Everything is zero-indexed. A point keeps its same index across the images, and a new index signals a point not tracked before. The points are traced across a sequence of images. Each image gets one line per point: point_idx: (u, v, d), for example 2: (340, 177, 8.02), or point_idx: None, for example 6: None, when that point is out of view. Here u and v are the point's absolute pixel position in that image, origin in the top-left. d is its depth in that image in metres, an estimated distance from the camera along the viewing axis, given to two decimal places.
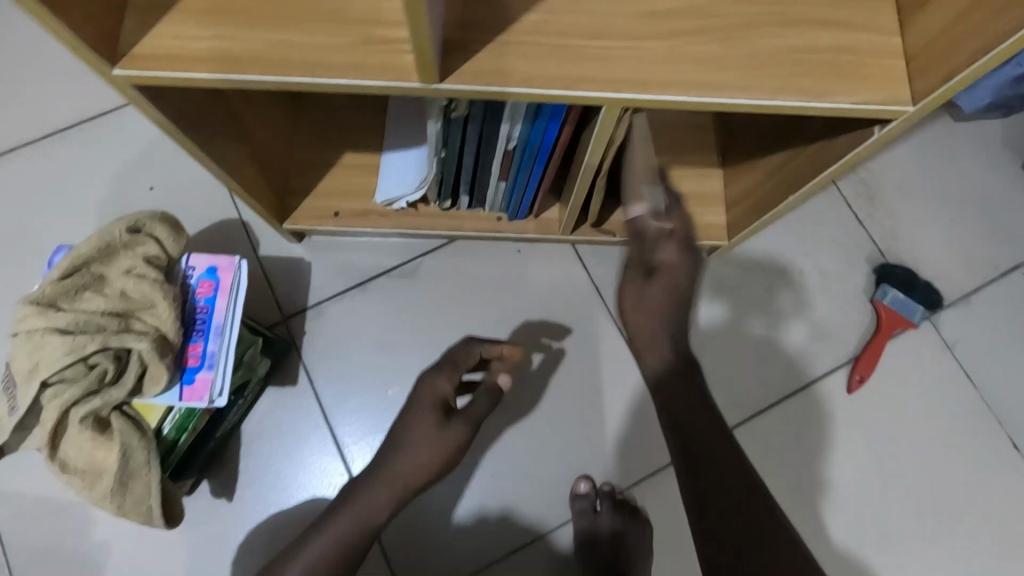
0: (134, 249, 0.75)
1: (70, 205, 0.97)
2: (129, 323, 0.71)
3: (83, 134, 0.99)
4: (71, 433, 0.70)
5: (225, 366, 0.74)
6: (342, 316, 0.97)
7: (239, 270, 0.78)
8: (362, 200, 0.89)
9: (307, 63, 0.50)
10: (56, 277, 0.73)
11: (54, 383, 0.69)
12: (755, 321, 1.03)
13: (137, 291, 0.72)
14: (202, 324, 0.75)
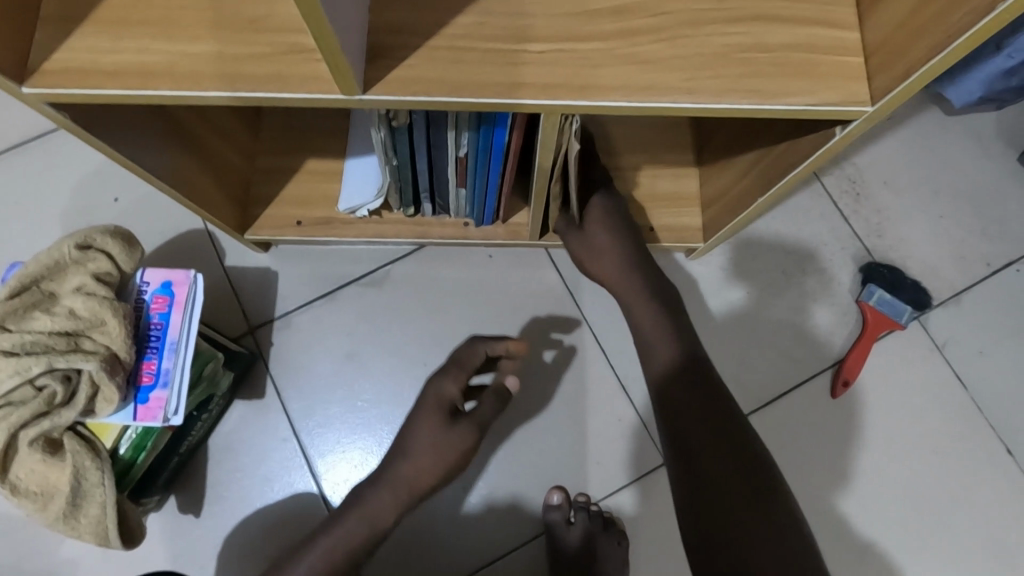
0: (84, 266, 0.73)
1: (34, 218, 0.95)
2: (78, 343, 0.70)
3: (46, 146, 0.97)
4: (22, 455, 0.69)
5: (180, 384, 0.72)
6: (311, 326, 0.95)
7: (195, 284, 0.76)
8: (325, 209, 0.87)
9: (224, 75, 0.48)
10: (4, 296, 0.71)
11: (6, 405, 0.68)
12: (781, 301, 0.99)
13: (86, 309, 0.71)
14: (156, 341, 0.73)
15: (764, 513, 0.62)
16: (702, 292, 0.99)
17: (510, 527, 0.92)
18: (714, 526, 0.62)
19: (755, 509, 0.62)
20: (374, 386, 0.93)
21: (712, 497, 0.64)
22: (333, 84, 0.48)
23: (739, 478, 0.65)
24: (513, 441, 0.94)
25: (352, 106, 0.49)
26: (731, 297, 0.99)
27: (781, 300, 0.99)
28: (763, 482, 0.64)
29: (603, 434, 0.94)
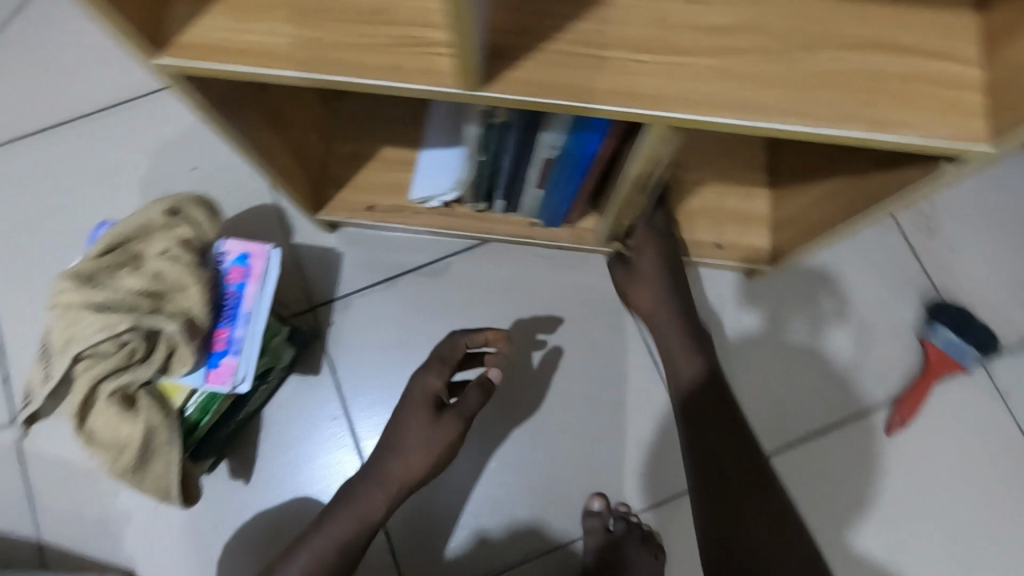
0: (170, 231, 0.76)
1: (117, 180, 0.99)
2: (161, 304, 0.72)
3: (134, 112, 1.01)
4: (100, 407, 0.72)
5: (250, 354, 0.75)
6: (369, 310, 0.96)
7: (271, 258, 0.78)
8: (396, 196, 0.89)
9: (345, 62, 0.49)
10: (95, 253, 0.74)
11: (85, 359, 0.70)
12: (796, 324, 0.98)
13: (170, 273, 0.73)
14: (229, 309, 0.76)
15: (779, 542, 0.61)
16: (714, 317, 0.97)
17: (546, 528, 0.92)
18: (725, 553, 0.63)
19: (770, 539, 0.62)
20: None
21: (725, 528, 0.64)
22: (449, 79, 0.49)
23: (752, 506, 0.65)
24: (556, 443, 0.94)
25: (464, 100, 0.50)
26: (744, 320, 0.98)
27: (795, 327, 0.98)
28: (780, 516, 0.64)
29: (646, 445, 0.94)
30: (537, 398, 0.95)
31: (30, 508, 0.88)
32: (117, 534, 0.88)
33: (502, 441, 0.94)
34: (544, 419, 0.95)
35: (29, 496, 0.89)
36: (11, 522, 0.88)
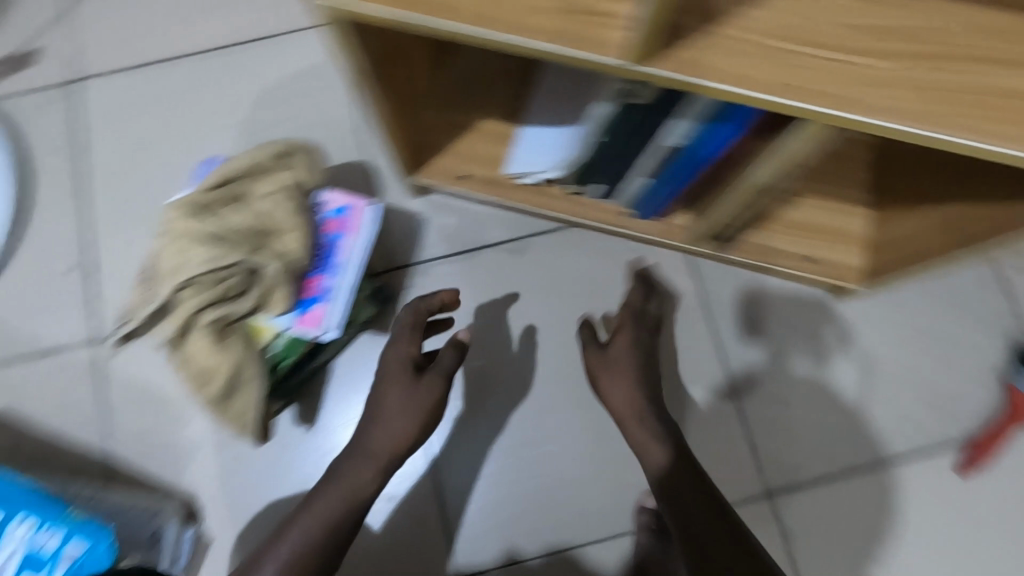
0: (279, 174, 0.78)
1: (217, 120, 1.01)
2: (266, 244, 0.73)
3: (239, 56, 1.03)
4: (195, 335, 0.74)
5: (340, 304, 0.75)
6: (448, 278, 0.97)
7: (370, 213, 0.78)
8: (491, 168, 0.89)
9: (509, 21, 0.49)
10: (205, 187, 0.75)
11: (188, 287, 0.72)
12: (800, 358, 0.95)
13: (278, 214, 0.75)
14: (325, 257, 0.77)
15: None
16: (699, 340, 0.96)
17: (592, 520, 0.92)
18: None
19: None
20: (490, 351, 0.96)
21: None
22: (611, 50, 0.48)
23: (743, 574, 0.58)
24: (613, 437, 0.94)
25: (617, 72, 0.49)
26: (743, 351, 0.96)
27: (796, 360, 0.95)
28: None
29: (703, 452, 0.93)
30: None
31: (103, 425, 0.91)
32: (179, 464, 0.90)
33: (562, 425, 0.94)
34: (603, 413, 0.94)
35: (102, 413, 0.91)
36: (82, 435, 0.91)
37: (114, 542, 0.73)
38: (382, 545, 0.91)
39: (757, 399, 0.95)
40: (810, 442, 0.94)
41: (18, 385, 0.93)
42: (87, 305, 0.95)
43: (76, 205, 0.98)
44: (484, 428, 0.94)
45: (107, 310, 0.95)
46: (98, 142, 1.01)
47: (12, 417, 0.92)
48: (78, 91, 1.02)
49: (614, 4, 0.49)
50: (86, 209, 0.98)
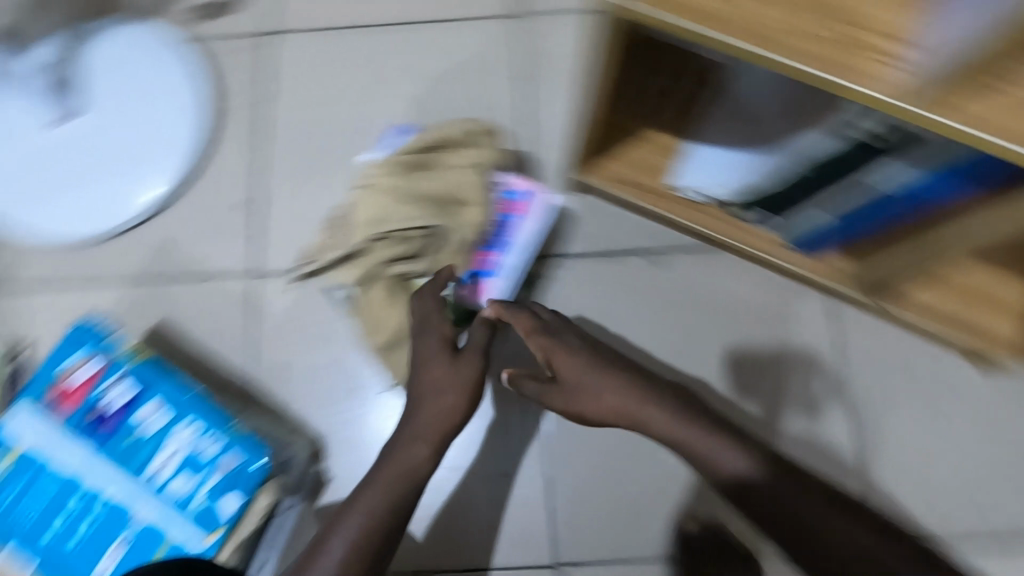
0: (475, 149, 0.81)
1: (395, 91, 1.07)
2: (456, 214, 0.78)
3: (426, 34, 1.09)
4: (375, 285, 0.79)
5: (511, 281, 0.79)
6: (587, 277, 0.98)
7: (547, 201, 0.82)
8: (657, 178, 0.91)
9: (779, 41, 0.51)
10: (409, 150, 0.81)
11: (382, 238, 0.78)
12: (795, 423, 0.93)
13: (470, 188, 0.79)
14: (502, 236, 0.80)
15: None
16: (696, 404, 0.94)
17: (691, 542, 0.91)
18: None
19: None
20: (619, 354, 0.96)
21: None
22: (874, 83, 0.49)
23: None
24: None
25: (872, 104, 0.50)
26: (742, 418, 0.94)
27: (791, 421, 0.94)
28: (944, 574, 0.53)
29: None
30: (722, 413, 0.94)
31: (249, 351, 0.98)
32: (312, 401, 0.95)
33: None
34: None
35: (250, 341, 0.98)
36: (227, 358, 0.98)
37: (266, 458, 0.78)
38: (476, 516, 0.92)
39: (879, 453, 0.93)
40: (926, 506, 0.91)
41: (179, 303, 1.00)
42: (251, 241, 1.02)
43: (255, 148, 1.06)
44: None
45: (268, 249, 1.02)
46: (283, 94, 1.08)
47: (169, 327, 0.99)
48: (277, 43, 1.10)
49: (888, 42, 0.50)
50: (264, 153, 1.06)
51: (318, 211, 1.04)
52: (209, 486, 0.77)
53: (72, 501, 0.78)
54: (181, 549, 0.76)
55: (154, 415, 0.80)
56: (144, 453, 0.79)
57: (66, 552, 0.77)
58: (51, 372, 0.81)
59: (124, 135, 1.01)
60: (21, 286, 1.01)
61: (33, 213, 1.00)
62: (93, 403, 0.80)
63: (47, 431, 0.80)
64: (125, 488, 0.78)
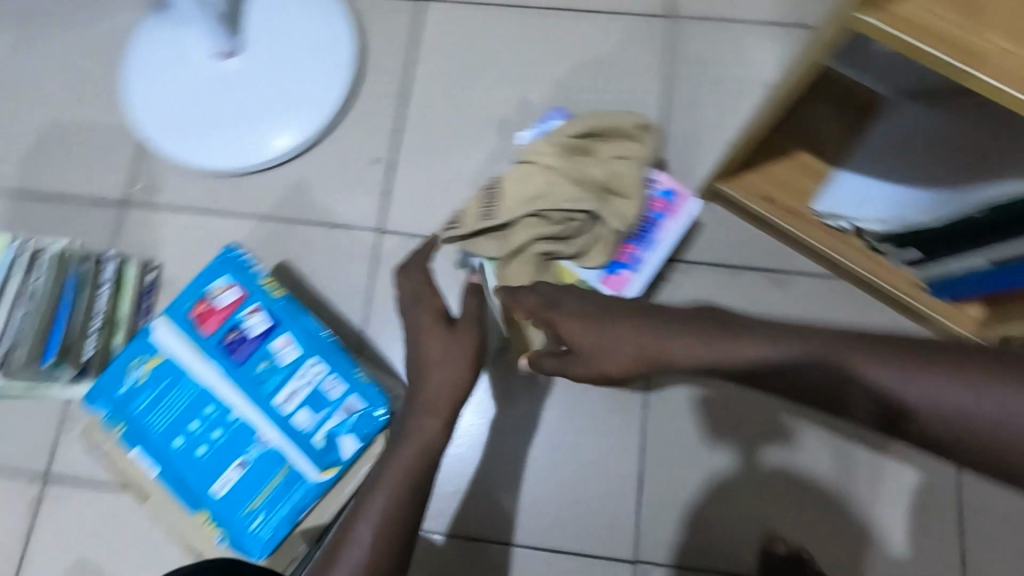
0: (634, 142, 0.82)
1: (536, 72, 1.09)
2: (611, 202, 0.79)
3: (574, 21, 1.10)
4: (519, 260, 0.80)
5: (647, 276, 0.81)
6: (710, 284, 0.98)
7: (695, 204, 0.83)
8: (798, 200, 0.91)
9: None
10: (570, 132, 0.81)
11: (536, 215, 0.78)
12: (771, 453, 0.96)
13: (627, 178, 0.79)
14: (648, 231, 0.81)
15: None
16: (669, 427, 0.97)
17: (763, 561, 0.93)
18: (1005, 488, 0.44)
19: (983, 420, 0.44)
20: None
21: (959, 441, 0.45)
22: None
23: (940, 399, 0.45)
24: (811, 491, 0.94)
25: None
26: (715, 456, 0.96)
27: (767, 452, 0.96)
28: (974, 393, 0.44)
29: (888, 535, 0.93)
30: (814, 440, 0.95)
31: (366, 302, 1.02)
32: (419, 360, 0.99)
33: (762, 460, 0.95)
34: (802, 463, 0.95)
35: (368, 292, 1.02)
36: (344, 304, 1.02)
37: (388, 409, 0.83)
38: (560, 494, 0.96)
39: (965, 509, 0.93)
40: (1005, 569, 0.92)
41: (305, 246, 1.05)
42: (379, 197, 1.06)
43: (394, 107, 1.09)
44: (689, 434, 0.97)
45: (394, 207, 1.05)
46: (427, 58, 1.11)
47: (293, 266, 1.04)
48: (429, 8, 1.12)
49: None
50: (402, 114, 1.09)
51: (444, 177, 1.06)
52: (333, 423, 0.82)
53: (203, 415, 0.82)
54: (299, 477, 0.81)
55: (287, 348, 0.84)
56: (272, 381, 0.83)
57: (192, 462, 0.81)
58: (195, 290, 0.84)
59: (277, 80, 1.05)
60: (163, 207, 1.07)
61: (184, 139, 1.05)
62: (231, 328, 0.84)
63: (186, 346, 0.84)
64: (253, 412, 0.82)
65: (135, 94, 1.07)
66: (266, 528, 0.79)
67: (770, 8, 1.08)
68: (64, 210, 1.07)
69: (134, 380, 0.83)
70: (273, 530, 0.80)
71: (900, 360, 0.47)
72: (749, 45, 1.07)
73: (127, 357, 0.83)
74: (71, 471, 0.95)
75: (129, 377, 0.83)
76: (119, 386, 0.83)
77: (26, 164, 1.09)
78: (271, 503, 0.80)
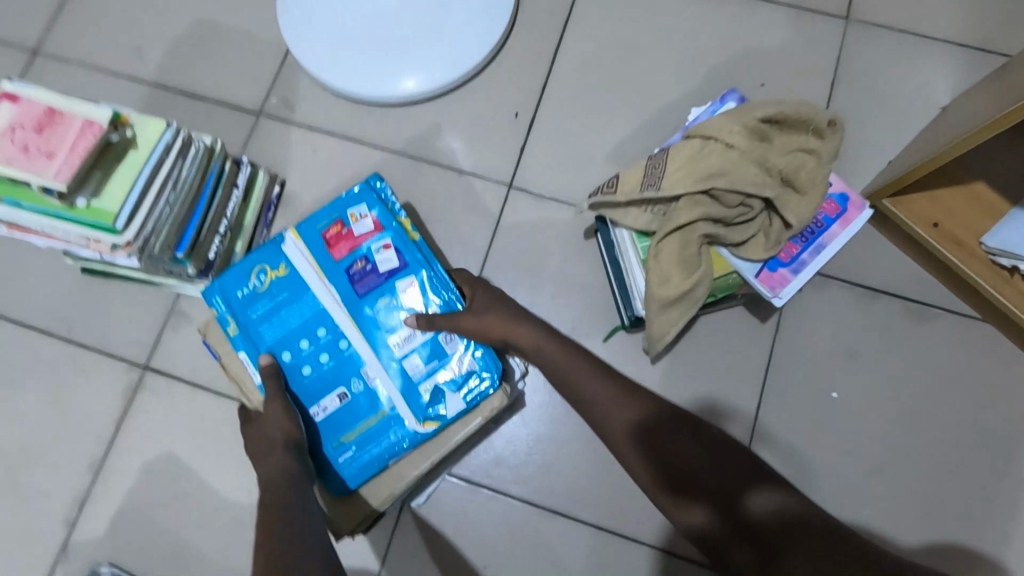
0: (820, 138, 0.80)
1: (696, 53, 1.04)
2: (789, 193, 0.78)
3: (745, 6, 1.05)
4: (679, 238, 0.78)
5: (803, 280, 0.80)
6: (845, 303, 0.94)
7: (866, 214, 0.81)
8: (968, 231, 0.86)
9: None
10: (759, 116, 0.78)
11: (708, 195, 0.78)
12: (878, 488, 0.89)
13: (809, 174, 0.78)
14: (815, 234, 0.80)
15: (771, 492, 0.61)
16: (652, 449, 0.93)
17: None
18: (736, 548, 0.59)
19: (731, 484, 0.63)
20: (841, 389, 0.92)
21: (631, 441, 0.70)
22: None
23: (679, 455, 0.66)
24: (926, 539, 0.87)
25: None
26: (820, 481, 0.90)
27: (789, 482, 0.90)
28: (737, 458, 0.65)
29: None
30: (935, 485, 0.88)
31: (485, 257, 1.00)
32: None
33: (873, 494, 0.89)
34: (914, 507, 0.88)
35: (488, 247, 1.00)
36: (463, 255, 1.00)
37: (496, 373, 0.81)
38: None
39: None
40: None
41: (432, 187, 1.03)
42: (515, 152, 1.03)
43: (544, 63, 1.05)
44: (798, 453, 0.91)
45: (527, 165, 1.02)
46: (584, 21, 1.07)
47: (417, 207, 1.02)
48: None
49: None
50: (550, 71, 1.05)
51: (583, 144, 1.02)
52: (441, 377, 0.81)
53: (316, 337, 0.82)
54: (396, 422, 0.81)
55: (412, 291, 0.82)
56: (392, 319, 0.81)
57: (295, 380, 0.81)
58: (331, 212, 0.82)
59: (430, 10, 1.01)
60: (297, 124, 1.06)
61: (326, 56, 1.02)
62: (360, 258, 0.82)
63: (313, 265, 0.82)
64: (364, 345, 0.81)
65: (289, 6, 1.05)
66: (354, 464, 0.80)
67: (959, 28, 1.01)
68: (201, 111, 1.08)
69: (254, 286, 0.82)
70: (360, 468, 0.80)
71: (628, 388, 0.74)
72: (930, 63, 1.01)
73: (251, 263, 0.82)
74: (174, 364, 0.96)
75: (249, 282, 0.82)
76: (239, 288, 0.82)
77: (172, 58, 1.11)
78: (362, 442, 0.80)
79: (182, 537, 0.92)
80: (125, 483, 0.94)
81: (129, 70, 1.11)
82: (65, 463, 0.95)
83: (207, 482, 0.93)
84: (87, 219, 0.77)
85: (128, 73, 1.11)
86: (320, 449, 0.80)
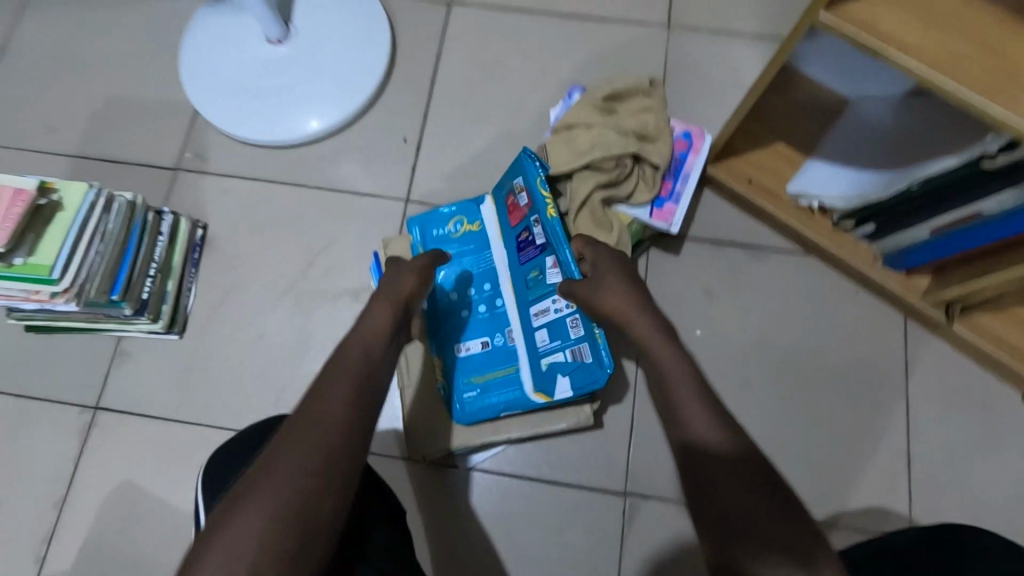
0: (649, 98, 1.05)
1: (549, 71, 1.23)
2: (645, 144, 1.01)
3: (584, 27, 1.25)
4: (588, 209, 1.00)
5: (685, 204, 1.02)
6: (697, 254, 1.12)
7: (707, 139, 1.06)
8: (776, 183, 1.06)
9: (935, 60, 0.66)
10: (601, 96, 1.03)
11: (591, 169, 1.00)
12: (741, 402, 1.07)
13: (654, 125, 1.02)
14: (678, 167, 1.04)
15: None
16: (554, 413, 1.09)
17: None
18: None
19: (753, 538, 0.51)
20: (701, 326, 1.10)
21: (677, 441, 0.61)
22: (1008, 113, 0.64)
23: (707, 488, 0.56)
24: (778, 436, 1.05)
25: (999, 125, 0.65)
26: None
27: None
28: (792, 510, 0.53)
29: (844, 477, 1.03)
30: (784, 392, 1.07)
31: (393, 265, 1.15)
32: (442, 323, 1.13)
33: (735, 407, 1.06)
34: (767, 412, 1.06)
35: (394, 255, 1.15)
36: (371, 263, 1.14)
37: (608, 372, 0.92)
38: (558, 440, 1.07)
39: (931, 464, 1.02)
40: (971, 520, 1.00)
41: (339, 210, 1.16)
42: (408, 172, 1.18)
43: (424, 93, 1.22)
44: None
45: (419, 181, 1.18)
46: (452, 55, 1.24)
47: (327, 228, 1.15)
48: (458, 13, 1.26)
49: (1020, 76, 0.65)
50: (429, 100, 1.22)
51: (465, 156, 1.19)
52: (562, 357, 0.96)
53: (481, 288, 1.05)
54: (518, 382, 0.99)
55: (554, 269, 0.97)
56: (539, 292, 0.99)
57: (458, 318, 1.04)
58: (508, 180, 1.03)
59: (313, 63, 1.16)
60: (212, 172, 1.19)
61: (229, 111, 1.17)
62: (524, 228, 1.01)
63: (497, 227, 1.06)
64: (514, 309, 1.03)
65: (192, 72, 1.19)
66: (474, 403, 1.00)
67: (757, 25, 1.23)
68: (121, 172, 1.20)
69: (449, 230, 1.07)
70: (478, 407, 0.99)
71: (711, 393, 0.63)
72: (737, 53, 1.22)
73: (456, 212, 1.07)
74: (122, 400, 1.06)
75: (448, 227, 1.07)
76: (436, 228, 1.07)
77: (89, 129, 1.22)
78: (486, 387, 1.00)
79: (138, 553, 1.00)
80: (83, 514, 1.02)
81: (49, 143, 1.22)
82: (26, 506, 1.02)
83: (166, 499, 1.03)
84: (26, 275, 0.88)
85: (49, 146, 1.22)
86: (454, 383, 1.01)
